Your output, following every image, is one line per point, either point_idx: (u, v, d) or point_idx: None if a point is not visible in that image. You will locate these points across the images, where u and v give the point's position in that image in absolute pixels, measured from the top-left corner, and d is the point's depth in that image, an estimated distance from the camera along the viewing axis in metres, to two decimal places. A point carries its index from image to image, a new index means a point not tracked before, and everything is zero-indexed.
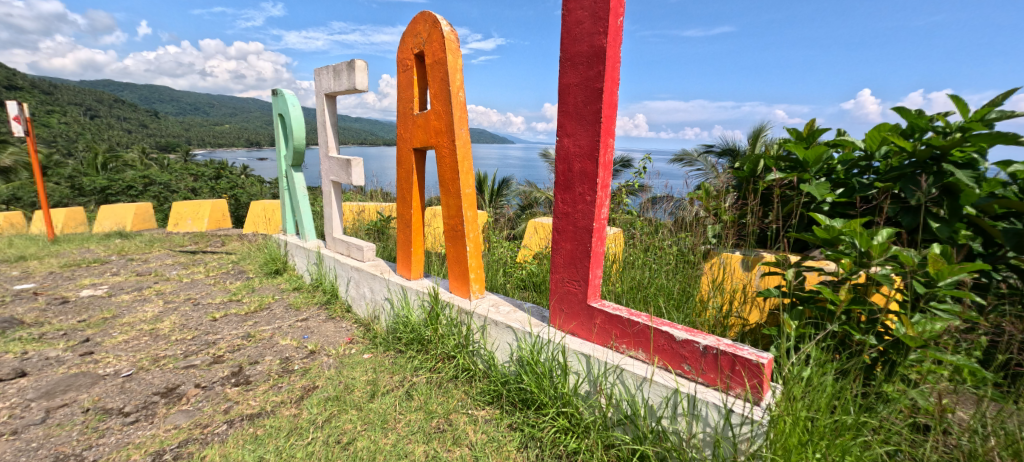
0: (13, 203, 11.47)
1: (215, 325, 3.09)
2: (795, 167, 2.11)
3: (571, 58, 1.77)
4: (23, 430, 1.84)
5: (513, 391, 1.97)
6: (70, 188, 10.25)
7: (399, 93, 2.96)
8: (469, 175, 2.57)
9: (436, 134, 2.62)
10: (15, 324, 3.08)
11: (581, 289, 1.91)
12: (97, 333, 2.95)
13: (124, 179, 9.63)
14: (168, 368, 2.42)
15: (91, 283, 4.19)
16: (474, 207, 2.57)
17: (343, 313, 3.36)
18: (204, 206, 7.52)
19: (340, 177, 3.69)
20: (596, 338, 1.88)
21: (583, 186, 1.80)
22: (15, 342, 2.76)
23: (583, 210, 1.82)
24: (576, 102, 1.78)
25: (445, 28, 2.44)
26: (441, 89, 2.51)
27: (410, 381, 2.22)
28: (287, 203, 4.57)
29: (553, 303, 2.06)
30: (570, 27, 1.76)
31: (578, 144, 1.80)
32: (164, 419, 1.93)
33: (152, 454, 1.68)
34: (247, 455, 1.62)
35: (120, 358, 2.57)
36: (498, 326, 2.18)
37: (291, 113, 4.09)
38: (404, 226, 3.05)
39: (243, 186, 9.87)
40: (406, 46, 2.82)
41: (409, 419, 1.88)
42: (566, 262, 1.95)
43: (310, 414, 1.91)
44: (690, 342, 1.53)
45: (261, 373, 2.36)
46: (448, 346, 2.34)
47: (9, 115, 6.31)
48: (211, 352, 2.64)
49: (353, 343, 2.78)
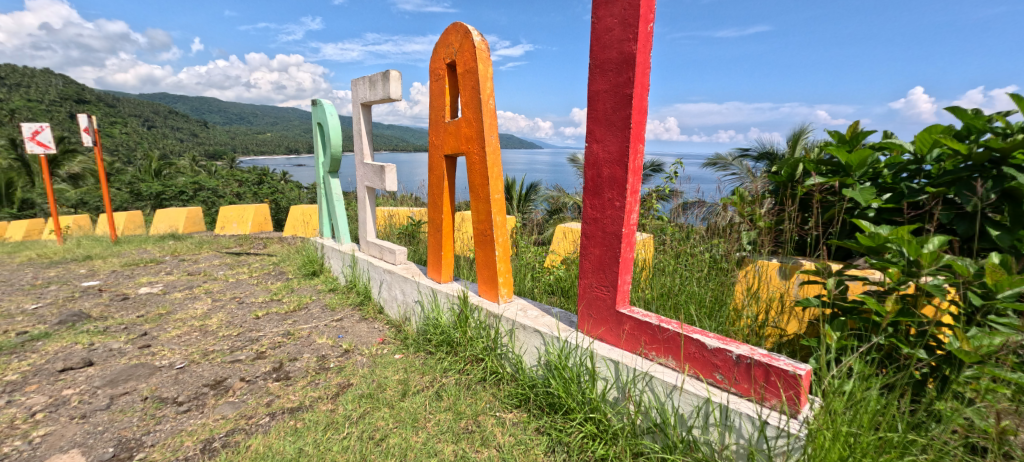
0: (82, 208, 12.61)
1: (258, 323, 3.27)
2: (838, 171, 2.03)
3: (601, 64, 1.78)
4: (91, 414, 2.01)
5: (541, 395, 1.98)
6: (131, 193, 11.25)
7: (431, 101, 3.05)
8: (498, 180, 2.61)
9: (467, 141, 2.68)
10: (84, 317, 3.37)
11: (610, 295, 1.90)
12: (154, 328, 3.18)
13: (177, 184, 10.30)
14: (217, 362, 2.58)
15: (148, 281, 4.51)
16: (504, 213, 2.61)
17: (376, 314, 3.47)
18: (248, 210, 7.98)
19: (373, 183, 3.82)
20: (624, 344, 1.86)
21: (613, 191, 1.80)
22: (84, 334, 3.02)
23: (612, 216, 1.82)
24: (606, 108, 1.79)
25: (476, 38, 2.51)
26: (472, 96, 2.58)
27: (441, 382, 2.28)
28: (324, 208, 4.77)
29: (580, 308, 2.06)
30: (600, 35, 1.77)
31: (607, 149, 1.80)
32: (213, 409, 2.06)
33: (204, 441, 1.79)
34: (289, 445, 1.70)
35: (174, 351, 2.75)
36: (527, 331, 2.19)
37: (329, 121, 4.29)
38: (435, 230, 3.11)
39: (283, 190, 10.33)
40: (437, 56, 2.92)
41: (439, 419, 1.92)
42: (595, 267, 1.94)
43: (346, 410, 1.99)
44: (723, 350, 1.50)
45: (301, 370, 2.48)
46: (477, 349, 2.39)
47: (80, 126, 6.88)
48: (255, 348, 2.79)
49: (384, 343, 2.87)
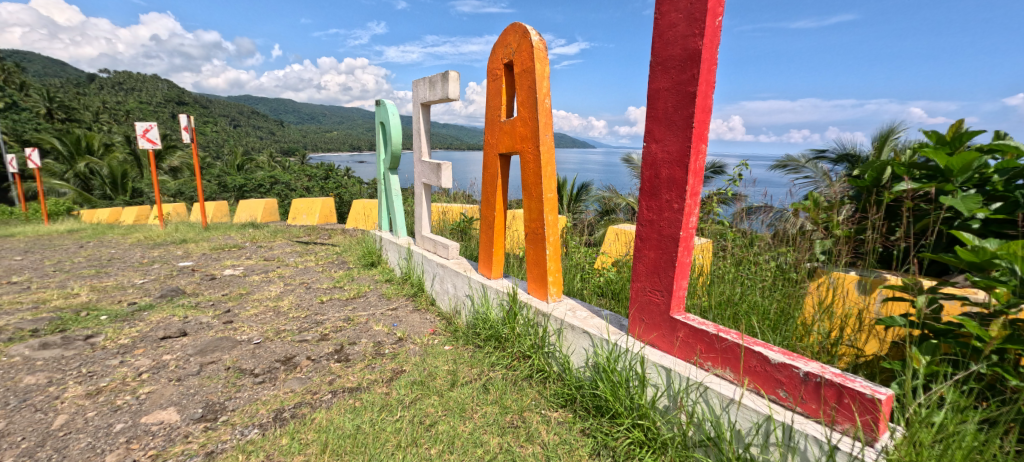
0: (180, 197, 14.26)
1: (322, 307, 3.52)
2: (935, 176, 1.82)
3: (664, 61, 1.73)
4: (185, 378, 2.28)
5: (587, 397, 1.96)
6: (219, 185, 12.54)
7: (488, 101, 3.11)
8: (552, 179, 2.62)
9: (522, 140, 2.70)
10: (180, 293, 3.81)
11: (664, 300, 1.84)
12: (235, 306, 3.53)
13: (256, 178, 11.32)
14: (287, 340, 2.82)
15: (231, 264, 5.01)
16: (556, 212, 2.61)
17: (428, 305, 3.61)
18: (316, 203, 8.60)
19: (430, 179, 3.96)
20: (677, 352, 1.80)
21: (672, 193, 1.74)
22: (180, 307, 3.42)
23: (669, 218, 1.76)
24: (667, 107, 1.74)
25: (534, 37, 2.53)
26: (528, 96, 2.60)
27: (488, 375, 2.33)
28: (383, 202, 5.02)
29: (632, 311, 2.01)
30: (664, 31, 1.72)
31: (667, 149, 1.75)
32: (283, 382, 2.25)
33: (275, 410, 1.97)
34: (348, 422, 1.83)
35: (252, 327, 3.05)
36: (575, 331, 2.17)
37: (391, 121, 4.50)
38: (487, 227, 3.17)
39: (347, 185, 11.00)
40: (495, 56, 2.97)
41: (485, 411, 1.97)
42: (649, 270, 1.89)
43: (399, 394, 2.10)
44: (789, 366, 1.40)
45: (359, 353, 2.64)
46: (524, 346, 2.41)
47: (181, 125, 7.77)
48: (320, 330, 3.01)
49: (435, 334, 2.99)
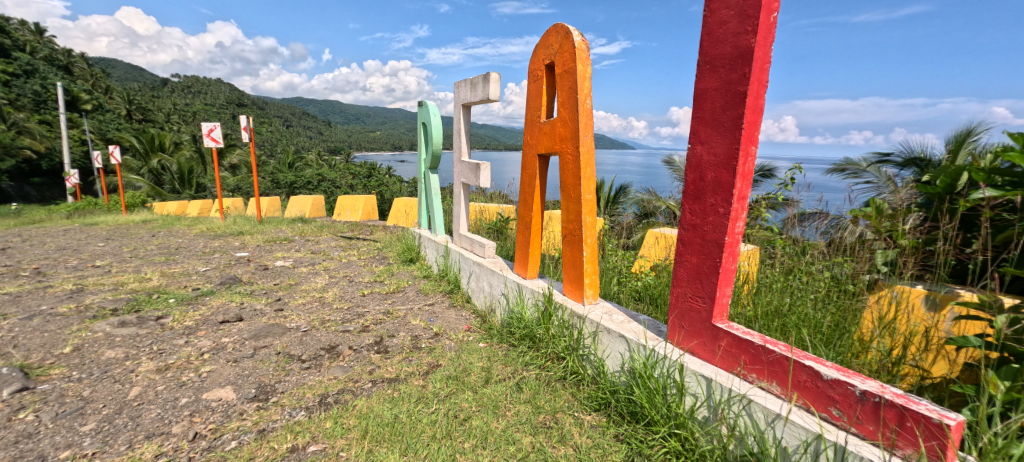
0: (238, 193, 15.30)
1: (364, 300, 3.67)
2: (1020, 183, 1.65)
3: (712, 60, 1.68)
4: (241, 360, 2.44)
5: (622, 402, 1.93)
6: (272, 182, 13.34)
7: (528, 102, 3.13)
8: (591, 181, 2.59)
9: (562, 141, 2.70)
10: (237, 281, 4.09)
11: (705, 307, 1.78)
12: (285, 295, 3.74)
13: (306, 175, 11.94)
14: (332, 330, 2.96)
15: (282, 256, 5.31)
16: (594, 213, 2.58)
17: (464, 302, 3.67)
18: (360, 200, 8.95)
19: (469, 179, 4.03)
20: (719, 361, 1.73)
21: (717, 196, 1.68)
22: (237, 294, 3.67)
23: (714, 222, 1.70)
24: (714, 108, 1.68)
25: (576, 38, 2.52)
26: (569, 96, 2.59)
27: (522, 374, 2.34)
28: (423, 201, 5.15)
29: (671, 318, 1.96)
30: (713, 28, 1.67)
31: (713, 151, 1.69)
32: (327, 369, 2.37)
33: (320, 395, 2.07)
34: (387, 410, 1.90)
35: (299, 316, 3.22)
36: (611, 335, 2.14)
37: (433, 121, 4.61)
38: (524, 227, 3.19)
39: (388, 183, 11.37)
40: (536, 57, 2.98)
41: (518, 410, 1.98)
42: (691, 276, 1.84)
43: (435, 387, 2.16)
44: (843, 383, 1.32)
45: (398, 345, 2.73)
46: (559, 347, 2.41)
47: (242, 126, 8.32)
48: (361, 322, 3.14)
49: (470, 331, 3.03)
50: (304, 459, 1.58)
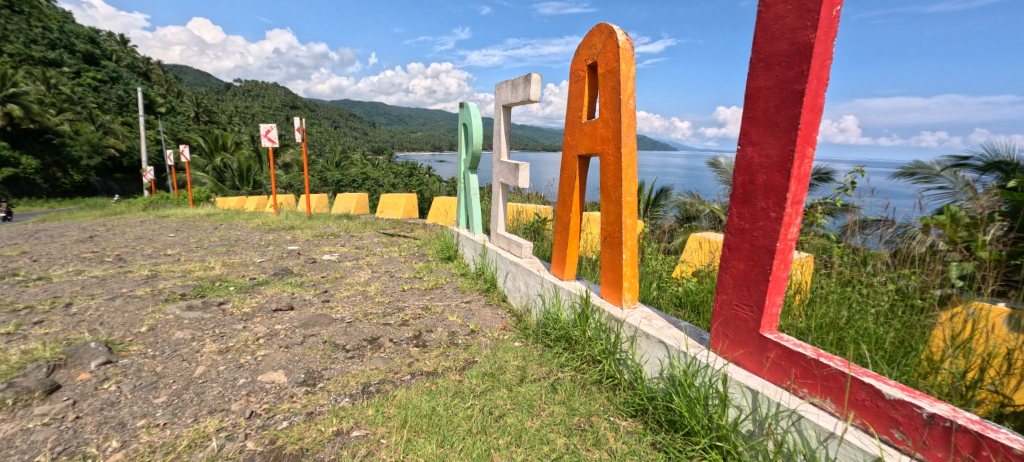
0: (290, 190, 16.23)
1: (404, 295, 3.79)
2: None
3: (767, 58, 1.60)
4: (291, 346, 2.60)
5: (659, 410, 1.87)
6: (320, 180, 14.04)
7: (569, 102, 3.11)
8: (632, 182, 2.54)
9: (603, 142, 2.66)
10: (288, 273, 4.35)
11: (753, 316, 1.70)
12: (331, 287, 3.93)
13: (351, 174, 12.47)
14: (373, 322, 3.08)
15: (329, 250, 5.58)
16: (635, 216, 2.52)
17: (500, 301, 3.70)
18: (401, 198, 9.23)
19: (508, 179, 4.06)
20: (766, 373, 1.65)
21: (768, 200, 1.60)
22: (288, 285, 3.90)
23: (764, 227, 1.63)
24: (768, 107, 1.61)
25: (621, 37, 2.48)
26: (611, 97, 2.55)
27: (557, 375, 2.34)
28: (462, 200, 5.25)
29: (715, 325, 1.89)
30: (769, 24, 1.59)
31: (765, 153, 1.62)
32: (369, 359, 2.47)
33: (363, 383, 2.17)
34: (425, 402, 1.95)
35: (344, 308, 3.38)
36: (651, 340, 2.09)
37: (473, 122, 4.69)
38: (562, 229, 3.17)
39: (428, 183, 11.66)
40: (579, 57, 2.96)
41: (552, 410, 1.98)
42: (737, 283, 1.76)
43: (471, 383, 2.19)
44: (908, 404, 1.22)
45: (436, 340, 2.80)
46: (595, 350, 2.38)
47: (295, 127, 8.82)
48: (401, 316, 3.24)
49: (506, 330, 3.06)
50: (348, 443, 1.66)
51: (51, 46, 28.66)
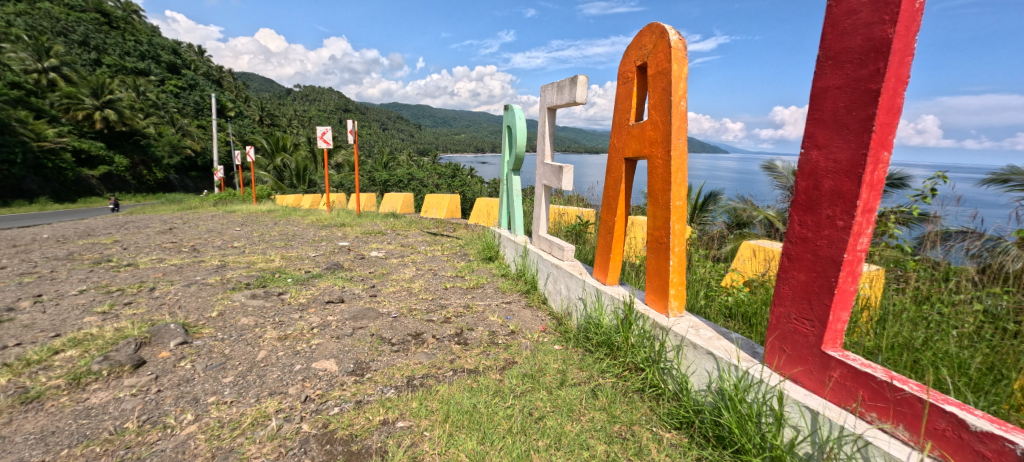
0: (341, 189, 17.09)
1: (446, 292, 3.88)
2: None
3: (837, 55, 1.50)
4: (342, 337, 2.73)
5: (707, 424, 1.80)
6: (369, 180, 14.67)
7: (617, 104, 3.06)
8: (682, 186, 2.45)
9: (652, 144, 2.59)
10: (339, 267, 4.58)
11: (814, 331, 1.59)
12: (378, 283, 4.10)
13: (398, 174, 12.93)
14: (417, 318, 3.18)
15: (377, 247, 5.82)
16: (684, 221, 2.44)
17: (540, 303, 3.70)
18: (445, 199, 9.45)
19: (551, 181, 4.05)
20: (828, 394, 1.54)
21: (835, 208, 1.50)
22: (339, 279, 4.11)
23: (829, 237, 1.52)
24: (836, 108, 1.50)
25: (673, 37, 2.41)
26: (662, 98, 2.48)
27: (598, 381, 2.30)
28: (505, 202, 5.29)
29: (770, 339, 1.78)
30: (840, 19, 1.49)
31: (832, 157, 1.51)
32: (413, 354, 2.55)
33: (407, 376, 2.24)
34: (467, 398, 1.99)
35: (390, 303, 3.51)
36: (698, 351, 2.01)
37: (517, 124, 4.72)
38: (606, 232, 3.12)
39: (471, 184, 11.86)
40: (628, 59, 2.91)
41: (593, 416, 1.95)
42: (797, 295, 1.65)
43: (511, 383, 2.21)
44: (998, 438, 1.10)
45: (477, 339, 2.85)
46: (638, 358, 2.32)
47: (348, 129, 9.27)
48: (443, 313, 3.32)
49: (546, 332, 3.05)
50: (393, 433, 1.73)
51: (141, 57, 31.89)
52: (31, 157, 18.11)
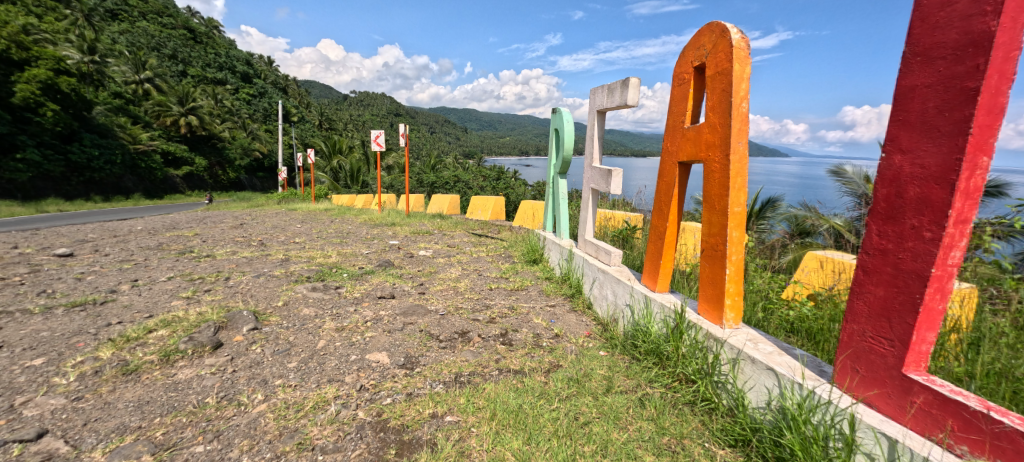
0: (392, 190, 17.80)
1: (490, 293, 3.93)
2: None
3: (926, 51, 1.38)
4: (392, 331, 2.85)
5: (765, 444, 1.70)
6: (418, 182, 15.16)
7: (671, 106, 2.97)
8: (741, 192, 2.33)
9: (709, 148, 2.49)
10: (390, 265, 4.77)
11: (893, 351, 1.45)
12: (426, 281, 4.23)
13: (445, 176, 13.27)
14: (463, 317, 3.24)
15: (425, 246, 6.01)
16: (742, 228, 2.31)
17: (585, 308, 3.65)
18: (490, 201, 9.58)
19: (599, 185, 3.99)
20: (909, 422, 1.40)
21: (922, 218, 1.37)
22: (390, 276, 4.28)
23: (914, 249, 1.39)
24: (925, 109, 1.37)
25: (735, 35, 2.30)
26: (721, 100, 2.38)
27: (645, 390, 2.23)
28: (550, 204, 5.28)
29: (841, 358, 1.65)
30: (932, 12, 1.37)
31: (919, 162, 1.39)
32: (459, 351, 2.61)
33: (454, 373, 2.30)
34: (513, 398, 2.01)
35: (437, 301, 3.61)
36: (757, 366, 1.90)
37: (565, 127, 4.70)
38: (657, 238, 3.02)
39: (515, 187, 11.94)
40: (684, 59, 2.81)
41: (640, 426, 1.90)
42: (874, 311, 1.52)
43: (557, 386, 2.20)
44: None
45: (521, 340, 2.86)
46: (689, 369, 2.23)
47: (400, 132, 9.64)
48: (489, 313, 3.37)
49: (590, 337, 3.01)
50: (442, 426, 1.78)
51: (220, 67, 35.01)
52: (129, 158, 20.39)
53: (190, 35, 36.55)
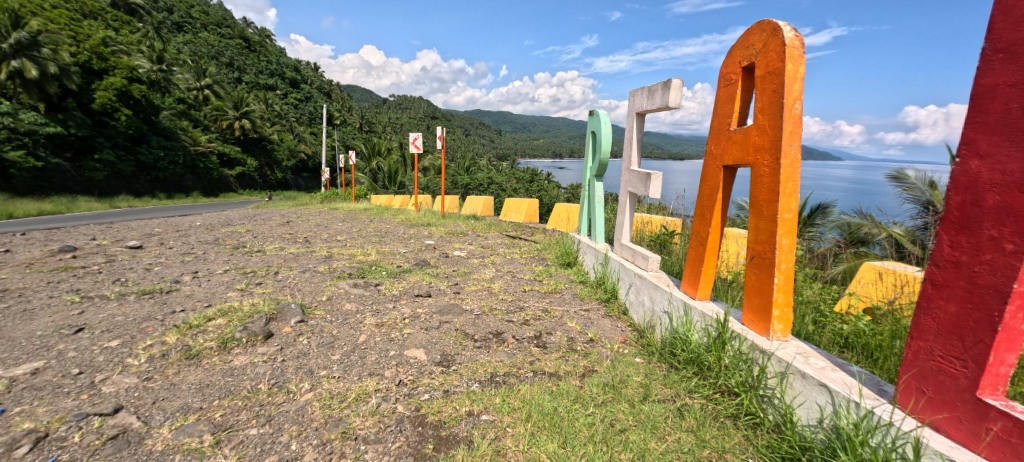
0: (428, 191, 18.19)
1: (524, 295, 3.94)
2: None
3: (1010, 47, 1.26)
4: (429, 329, 2.91)
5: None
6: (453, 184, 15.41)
7: (716, 108, 2.88)
8: (793, 197, 2.22)
9: (757, 151, 2.39)
10: (427, 264, 4.88)
11: (966, 373, 1.34)
12: (461, 281, 4.29)
13: (479, 178, 13.41)
14: (498, 318, 3.27)
15: (460, 247, 6.09)
16: (793, 235, 2.20)
17: (620, 314, 3.58)
18: (523, 203, 9.61)
19: (637, 188, 3.91)
20: (984, 450, 1.28)
21: (1003, 228, 1.25)
22: (426, 275, 4.38)
23: (992, 262, 1.27)
24: (1008, 110, 1.26)
25: (788, 34, 2.19)
26: (771, 101, 2.28)
27: (684, 400, 2.16)
28: (585, 208, 5.23)
29: (904, 377, 1.53)
30: (1018, 5, 1.25)
31: (999, 168, 1.27)
32: (494, 351, 2.63)
33: (489, 372, 2.32)
34: (548, 401, 2.00)
35: (472, 301, 3.66)
36: (807, 381, 1.80)
37: (603, 130, 4.64)
38: (699, 244, 2.93)
39: (549, 189, 11.90)
40: (731, 59, 2.71)
41: (679, 437, 1.84)
42: (945, 328, 1.41)
43: (592, 391, 2.17)
44: None
45: (555, 343, 2.84)
46: (732, 381, 2.14)
47: (438, 135, 9.85)
48: (523, 315, 3.37)
49: (626, 344, 2.95)
50: (478, 424, 1.80)
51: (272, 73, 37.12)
52: (190, 158, 21.98)
53: (246, 43, 39.00)
